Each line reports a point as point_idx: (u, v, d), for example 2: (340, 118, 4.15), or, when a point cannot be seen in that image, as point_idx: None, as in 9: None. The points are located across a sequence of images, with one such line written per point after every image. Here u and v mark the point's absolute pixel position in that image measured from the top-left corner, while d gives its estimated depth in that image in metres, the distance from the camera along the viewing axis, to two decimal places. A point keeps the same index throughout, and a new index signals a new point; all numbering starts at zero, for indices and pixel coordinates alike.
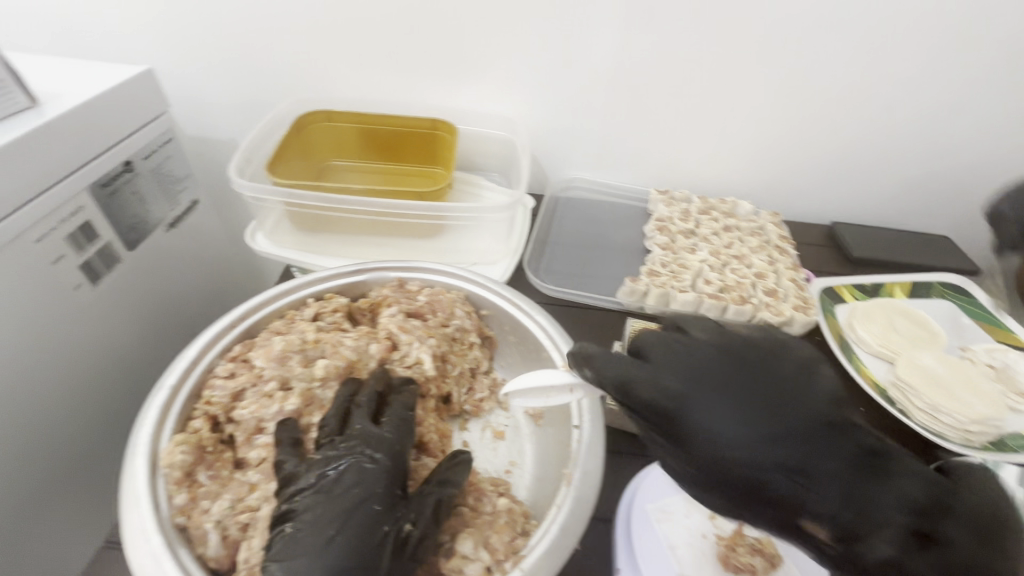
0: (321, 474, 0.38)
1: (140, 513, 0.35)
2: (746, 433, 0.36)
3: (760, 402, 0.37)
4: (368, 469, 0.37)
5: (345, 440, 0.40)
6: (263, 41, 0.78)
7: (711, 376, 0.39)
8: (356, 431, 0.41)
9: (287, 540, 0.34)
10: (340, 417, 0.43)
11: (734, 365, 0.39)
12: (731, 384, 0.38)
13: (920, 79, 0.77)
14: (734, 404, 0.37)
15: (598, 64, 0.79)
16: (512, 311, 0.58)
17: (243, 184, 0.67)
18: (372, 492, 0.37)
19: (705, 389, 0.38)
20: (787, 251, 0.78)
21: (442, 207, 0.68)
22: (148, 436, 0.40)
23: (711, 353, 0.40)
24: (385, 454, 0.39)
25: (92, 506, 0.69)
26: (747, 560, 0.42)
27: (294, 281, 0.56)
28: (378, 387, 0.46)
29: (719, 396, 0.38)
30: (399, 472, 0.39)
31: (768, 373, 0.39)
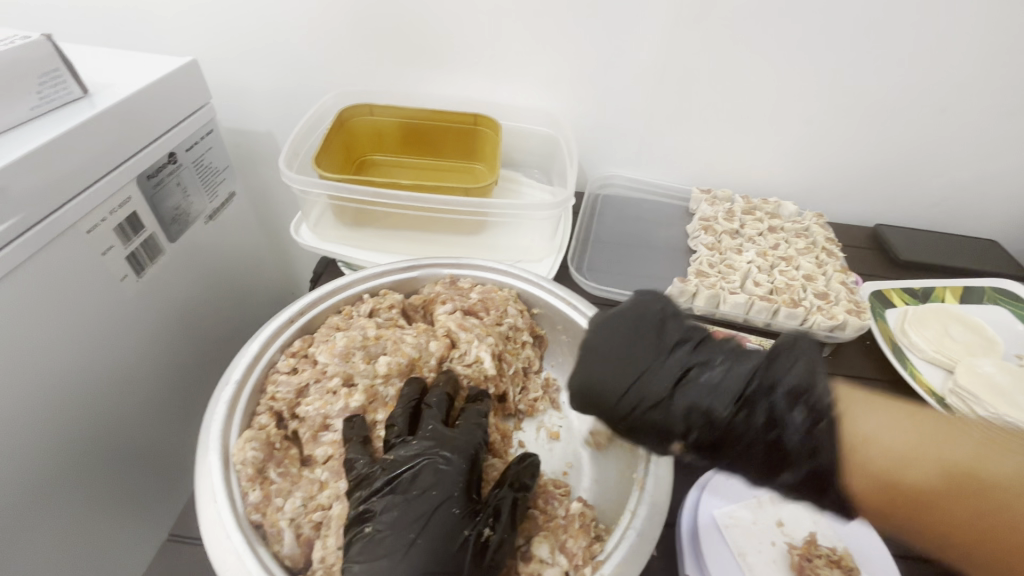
0: (397, 476, 0.38)
1: (217, 508, 0.35)
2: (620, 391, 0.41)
3: (627, 358, 0.42)
4: (444, 470, 0.37)
5: (417, 441, 0.40)
6: (306, 33, 0.78)
7: (599, 347, 0.43)
8: (427, 432, 0.41)
9: (368, 541, 0.34)
10: (409, 415, 0.43)
11: (610, 334, 0.44)
12: (606, 348, 0.43)
13: (978, 82, 0.75)
14: (608, 369, 0.42)
15: (645, 62, 0.78)
16: (566, 310, 0.56)
17: (292, 178, 0.66)
18: (451, 495, 0.36)
19: (591, 357, 0.43)
20: (835, 253, 0.76)
21: (489, 202, 0.67)
22: (219, 431, 0.39)
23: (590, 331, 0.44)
24: (458, 455, 0.39)
25: (138, 496, 0.70)
26: (825, 572, 0.40)
27: (348, 276, 0.55)
28: (447, 389, 0.46)
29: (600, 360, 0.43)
30: (473, 475, 0.39)
31: (633, 334, 0.43)
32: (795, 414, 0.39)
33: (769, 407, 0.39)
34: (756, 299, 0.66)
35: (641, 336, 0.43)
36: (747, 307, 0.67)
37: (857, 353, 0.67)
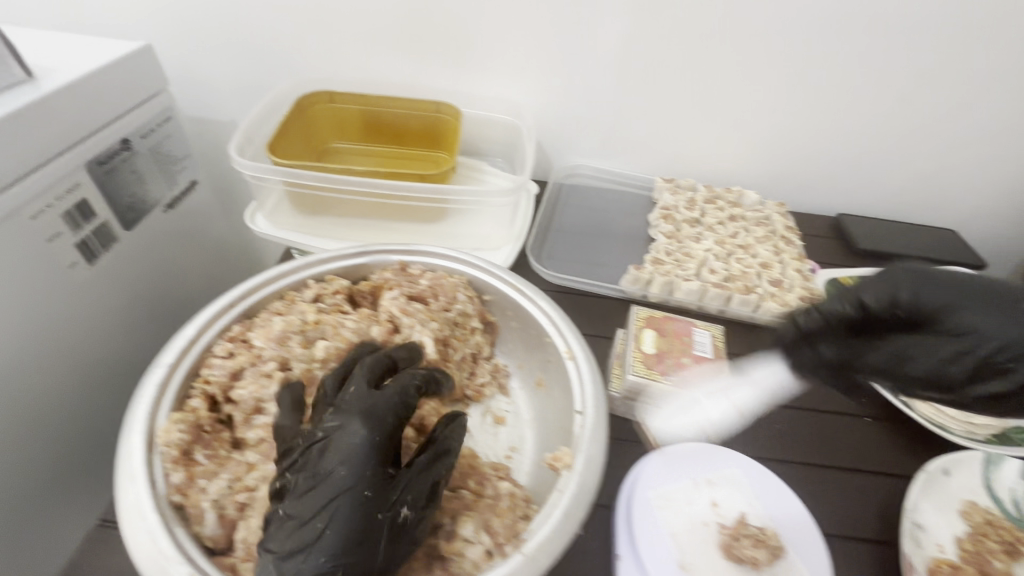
0: (311, 449, 0.37)
1: (135, 490, 0.35)
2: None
3: (992, 305, 0.41)
4: (351, 446, 0.36)
5: (333, 411, 0.39)
6: (264, 20, 0.77)
7: (923, 283, 0.44)
8: (345, 401, 0.39)
9: (281, 527, 0.34)
10: (336, 379, 0.42)
11: (951, 289, 0.43)
12: (944, 286, 0.43)
13: (934, 72, 0.76)
14: (1001, 315, 0.40)
15: (607, 50, 0.78)
16: (515, 296, 0.57)
17: (244, 164, 0.66)
18: (356, 475, 0.35)
19: (924, 289, 0.43)
20: (793, 241, 0.77)
21: (446, 189, 0.67)
22: (144, 414, 0.39)
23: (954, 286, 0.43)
24: (369, 427, 0.37)
25: (88, 486, 0.68)
26: (750, 552, 0.41)
27: (292, 262, 0.55)
28: (387, 354, 0.44)
29: (939, 293, 0.43)
30: (384, 448, 0.37)
31: (974, 283, 0.43)
32: None
33: None
34: (710, 286, 0.67)
35: (989, 288, 0.42)
36: (701, 294, 0.67)
37: None
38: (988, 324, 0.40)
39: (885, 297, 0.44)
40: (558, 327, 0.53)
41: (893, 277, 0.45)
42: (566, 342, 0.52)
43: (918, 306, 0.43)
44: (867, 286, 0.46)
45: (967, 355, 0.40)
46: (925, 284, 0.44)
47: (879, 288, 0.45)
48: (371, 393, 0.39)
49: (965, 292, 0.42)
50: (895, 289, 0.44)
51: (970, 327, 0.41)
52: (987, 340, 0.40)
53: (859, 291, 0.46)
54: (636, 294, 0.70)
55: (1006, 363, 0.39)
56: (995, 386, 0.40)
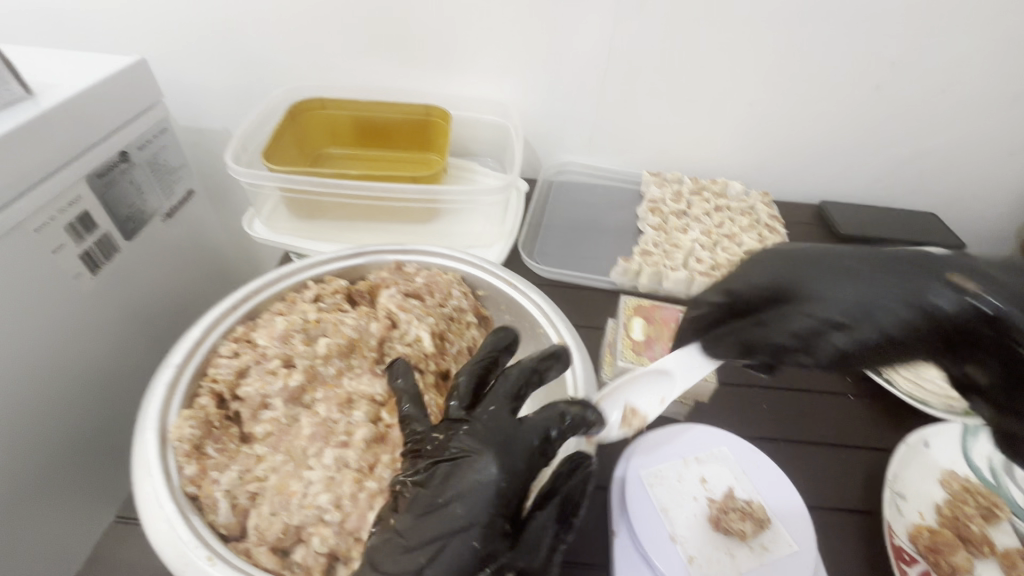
0: (441, 463, 0.37)
1: (152, 482, 0.36)
2: (849, 294, 0.37)
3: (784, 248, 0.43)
4: (486, 483, 0.35)
5: (471, 431, 0.38)
6: (255, 32, 0.79)
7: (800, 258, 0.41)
8: (484, 420, 0.39)
9: (388, 544, 0.34)
10: (467, 389, 0.42)
11: (842, 261, 0.39)
12: (757, 253, 0.45)
13: (905, 61, 0.79)
14: (855, 279, 0.38)
15: (588, 51, 0.80)
16: (508, 290, 0.59)
17: (239, 171, 0.68)
18: (477, 514, 0.35)
19: (747, 266, 0.45)
20: (777, 229, 0.79)
21: (437, 189, 0.69)
22: (157, 411, 0.41)
23: (806, 261, 0.41)
24: (509, 471, 0.36)
25: (97, 489, 0.69)
26: (738, 525, 0.43)
27: (293, 264, 0.57)
28: (530, 361, 0.43)
29: (769, 262, 0.43)
30: (515, 497, 0.36)
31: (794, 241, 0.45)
32: None
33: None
34: (696, 274, 0.68)
35: (810, 254, 0.41)
36: (689, 284, 0.69)
37: None
38: (814, 264, 0.40)
39: (772, 281, 0.42)
40: (549, 318, 0.55)
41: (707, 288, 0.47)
42: (557, 331, 0.54)
43: (775, 267, 0.42)
44: (727, 278, 0.46)
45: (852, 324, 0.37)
46: (753, 262, 0.45)
47: (757, 272, 0.43)
48: (514, 425, 0.38)
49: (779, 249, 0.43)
50: (755, 268, 0.44)
51: (836, 301, 0.38)
52: (848, 306, 0.37)
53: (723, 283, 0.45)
54: (626, 285, 0.71)
55: (881, 282, 0.37)
56: (904, 311, 0.35)
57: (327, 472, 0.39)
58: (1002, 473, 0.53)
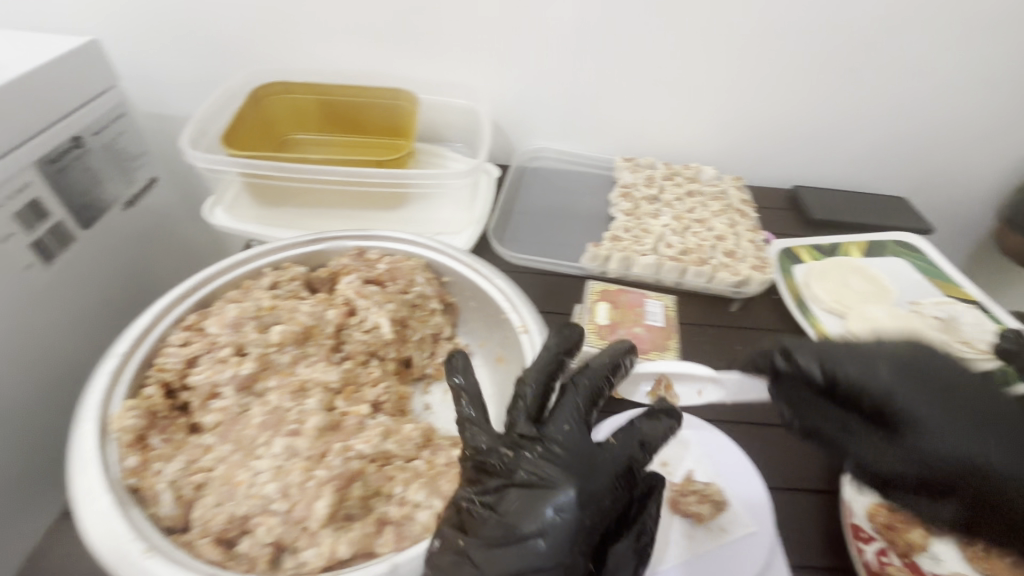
0: (514, 486, 0.34)
1: (89, 474, 0.35)
2: (938, 415, 0.39)
3: (899, 359, 0.41)
4: (567, 511, 0.33)
5: (545, 455, 0.36)
6: (213, 13, 0.76)
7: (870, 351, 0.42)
8: (556, 441, 0.36)
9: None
10: (534, 402, 0.39)
11: (922, 376, 0.41)
12: (866, 348, 0.42)
13: (874, 44, 0.79)
14: (940, 402, 0.39)
15: (558, 34, 0.78)
16: (472, 276, 0.58)
17: (197, 156, 0.65)
18: (557, 545, 0.32)
19: (854, 355, 0.42)
20: (748, 214, 0.78)
21: (402, 174, 0.67)
22: (98, 402, 0.40)
23: (890, 360, 0.41)
24: (588, 500, 0.34)
25: (50, 484, 0.67)
26: (695, 508, 0.44)
27: (249, 251, 0.55)
28: (605, 369, 0.41)
29: (885, 370, 0.40)
30: (594, 524, 0.34)
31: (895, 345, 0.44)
32: None
33: None
34: (665, 259, 0.68)
35: (900, 355, 0.42)
36: (658, 268, 0.68)
37: (765, 307, 0.69)
38: (929, 399, 0.39)
39: (866, 371, 0.40)
40: (513, 303, 0.55)
41: (801, 348, 0.43)
42: (520, 317, 0.54)
43: (894, 380, 0.40)
44: (834, 356, 0.41)
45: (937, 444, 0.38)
46: (866, 356, 0.41)
47: (875, 373, 0.40)
48: (590, 448, 0.36)
49: (897, 360, 0.41)
50: (875, 370, 0.40)
51: (923, 415, 0.39)
52: (929, 425, 0.39)
53: (829, 359, 0.41)
54: (596, 271, 0.70)
55: (984, 432, 0.39)
56: (974, 448, 0.38)
57: (275, 461, 0.38)
58: None
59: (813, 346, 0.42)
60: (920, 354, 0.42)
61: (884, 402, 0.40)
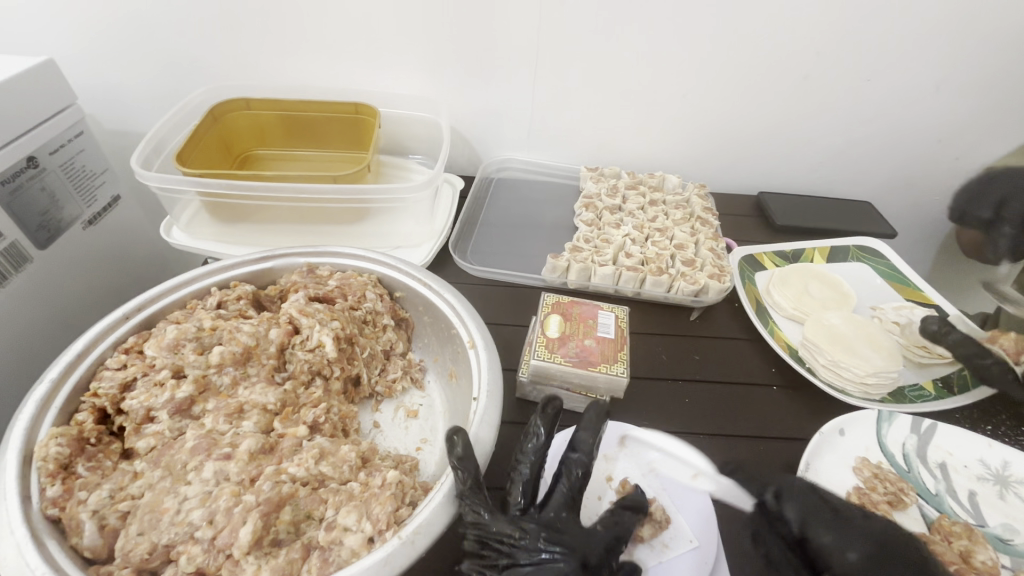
0: (518, 566, 0.38)
1: (6, 505, 0.34)
2: None
3: (880, 543, 0.41)
4: None
5: (546, 532, 0.40)
6: (173, 30, 0.76)
7: (852, 529, 0.42)
8: (554, 521, 0.42)
9: None
10: (530, 482, 0.44)
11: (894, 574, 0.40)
12: (854, 521, 0.43)
13: (832, 51, 0.79)
14: None
15: (518, 47, 0.79)
16: (423, 291, 0.57)
17: (148, 176, 0.65)
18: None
19: (835, 520, 0.43)
20: (710, 221, 0.78)
21: (357, 189, 0.67)
22: (23, 429, 0.39)
23: (862, 545, 0.41)
24: (585, 575, 0.39)
25: None
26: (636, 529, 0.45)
27: (194, 270, 0.55)
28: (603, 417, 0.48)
29: (854, 545, 0.41)
30: None
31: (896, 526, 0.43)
32: None
33: None
34: (623, 269, 0.68)
35: (881, 541, 0.41)
36: (616, 278, 0.68)
37: (726, 314, 0.69)
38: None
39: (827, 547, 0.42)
40: (462, 318, 0.54)
41: (792, 497, 0.44)
42: (469, 332, 0.53)
43: (862, 559, 0.40)
44: (815, 521, 0.43)
45: None
46: (848, 530, 0.42)
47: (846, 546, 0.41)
48: (585, 530, 0.41)
49: (878, 543, 0.41)
50: (846, 549, 0.41)
51: None
52: None
53: (808, 521, 0.43)
54: (555, 282, 0.70)
55: None
56: None
57: (204, 487, 0.38)
58: (916, 458, 0.53)
59: (798, 501, 0.44)
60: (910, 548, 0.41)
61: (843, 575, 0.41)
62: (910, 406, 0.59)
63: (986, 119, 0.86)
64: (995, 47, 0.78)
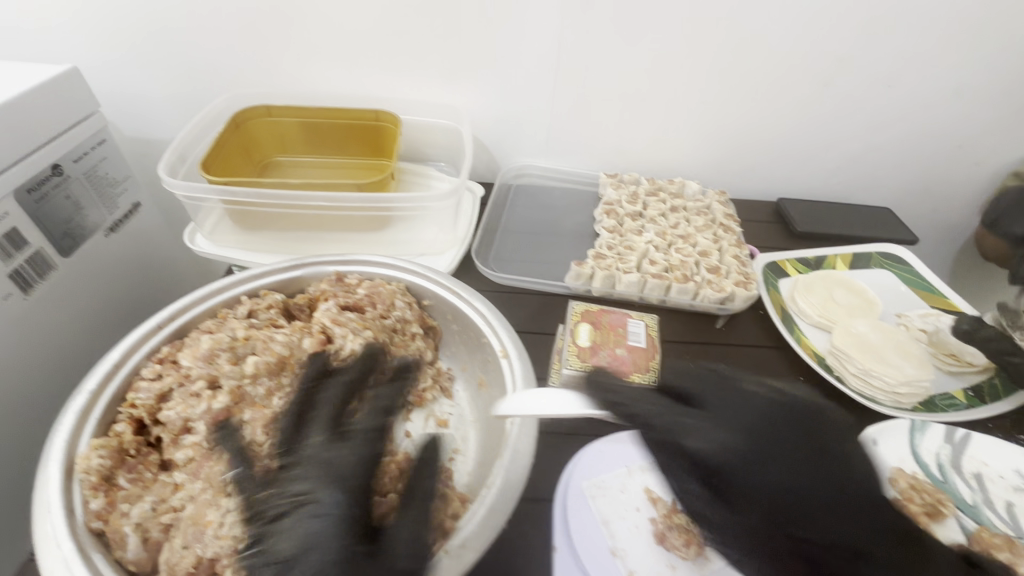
0: (276, 519, 0.35)
1: (52, 519, 0.34)
2: (782, 500, 0.39)
3: (798, 437, 0.41)
4: (326, 511, 0.34)
5: (302, 469, 0.37)
6: (195, 37, 0.77)
7: (736, 419, 0.42)
8: (307, 456, 0.38)
9: None
10: (291, 426, 0.41)
11: (762, 448, 0.40)
12: (774, 416, 0.42)
13: (853, 58, 0.79)
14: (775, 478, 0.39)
15: (540, 53, 0.79)
16: (452, 299, 0.58)
17: (175, 184, 0.65)
18: (332, 543, 0.33)
19: (724, 420, 0.42)
20: (732, 227, 0.78)
21: (383, 197, 0.67)
22: (64, 440, 0.39)
23: (728, 435, 0.41)
24: (339, 494, 0.35)
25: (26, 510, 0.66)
26: (677, 543, 0.43)
27: (227, 278, 0.55)
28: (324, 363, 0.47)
29: (769, 452, 0.40)
30: (358, 514, 0.35)
31: (770, 403, 0.43)
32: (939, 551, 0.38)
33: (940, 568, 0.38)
34: (648, 277, 0.68)
35: (670, 428, 0.41)
36: (641, 285, 0.68)
37: (751, 322, 0.69)
38: (803, 479, 0.39)
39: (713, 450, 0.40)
40: (493, 326, 0.54)
41: (643, 402, 0.43)
42: (501, 340, 0.53)
43: (741, 457, 0.40)
44: (682, 427, 0.41)
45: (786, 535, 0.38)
46: (714, 422, 0.42)
47: (718, 445, 0.40)
48: (337, 450, 0.38)
49: (754, 429, 0.41)
50: (715, 440, 0.40)
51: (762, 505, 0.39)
52: (776, 509, 0.39)
53: (679, 431, 0.41)
54: (580, 289, 0.70)
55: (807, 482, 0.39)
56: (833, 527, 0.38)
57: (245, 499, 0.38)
58: (951, 468, 0.53)
59: (667, 414, 0.42)
60: (835, 429, 0.42)
61: (722, 471, 0.40)
62: (942, 415, 0.58)
63: (1005, 123, 0.85)
64: (1016, 53, 0.78)
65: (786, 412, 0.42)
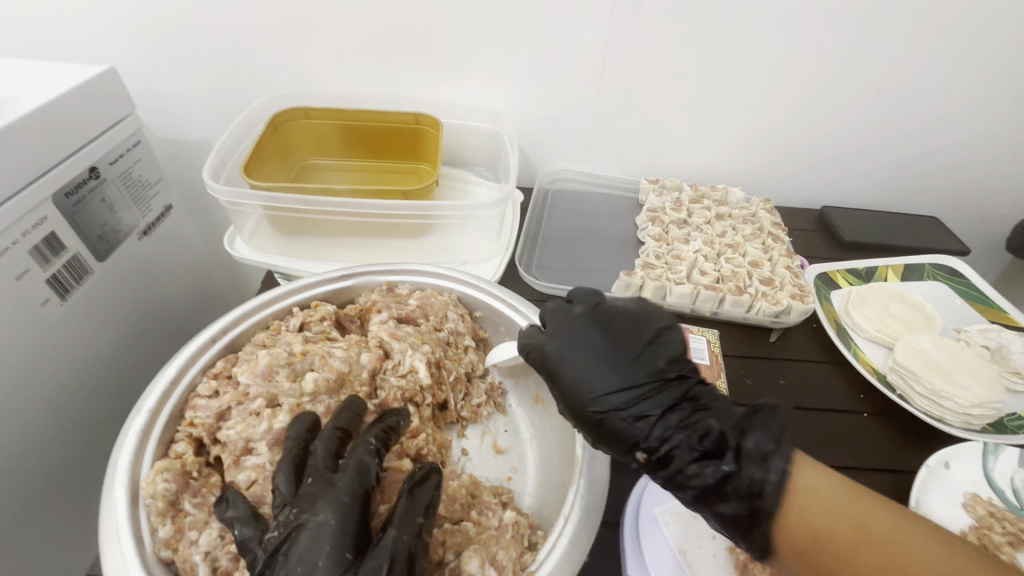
0: (276, 552, 0.34)
1: (122, 549, 0.33)
2: (604, 385, 0.42)
3: (625, 355, 0.43)
4: (320, 534, 0.34)
5: (296, 506, 0.36)
6: (233, 38, 0.75)
7: (573, 328, 0.45)
8: (304, 493, 0.37)
9: None
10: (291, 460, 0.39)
11: (599, 337, 0.44)
12: (597, 346, 0.43)
13: (907, 65, 0.77)
14: (599, 365, 0.42)
15: (585, 57, 0.77)
16: (507, 312, 0.55)
17: (218, 189, 0.63)
18: (328, 563, 0.33)
19: (572, 359, 0.43)
20: (781, 237, 0.76)
21: (429, 205, 0.65)
22: (127, 462, 0.37)
23: (562, 335, 0.44)
24: (332, 515, 0.35)
25: (69, 518, 0.66)
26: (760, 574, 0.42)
27: (278, 288, 0.53)
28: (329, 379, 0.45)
29: (580, 349, 0.43)
30: (352, 542, 0.34)
31: (588, 312, 0.46)
32: (754, 433, 0.38)
33: (738, 452, 0.38)
34: (701, 288, 0.65)
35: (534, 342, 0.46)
36: (693, 297, 0.66)
37: (804, 336, 0.67)
38: (627, 371, 0.42)
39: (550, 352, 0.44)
40: None
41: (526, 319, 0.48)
42: None
43: (565, 351, 0.43)
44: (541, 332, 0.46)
45: (598, 414, 0.41)
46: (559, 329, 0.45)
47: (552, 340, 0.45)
48: (328, 476, 0.37)
49: (587, 330, 0.44)
50: (550, 340, 0.45)
51: (582, 392, 0.42)
52: (591, 395, 0.41)
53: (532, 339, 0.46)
54: (628, 300, 0.68)
55: (619, 382, 0.41)
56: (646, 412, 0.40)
57: None
58: None
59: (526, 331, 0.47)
60: (648, 337, 0.44)
61: (554, 365, 0.43)
62: (1014, 437, 0.56)
63: None
64: None
65: (608, 318, 0.45)
